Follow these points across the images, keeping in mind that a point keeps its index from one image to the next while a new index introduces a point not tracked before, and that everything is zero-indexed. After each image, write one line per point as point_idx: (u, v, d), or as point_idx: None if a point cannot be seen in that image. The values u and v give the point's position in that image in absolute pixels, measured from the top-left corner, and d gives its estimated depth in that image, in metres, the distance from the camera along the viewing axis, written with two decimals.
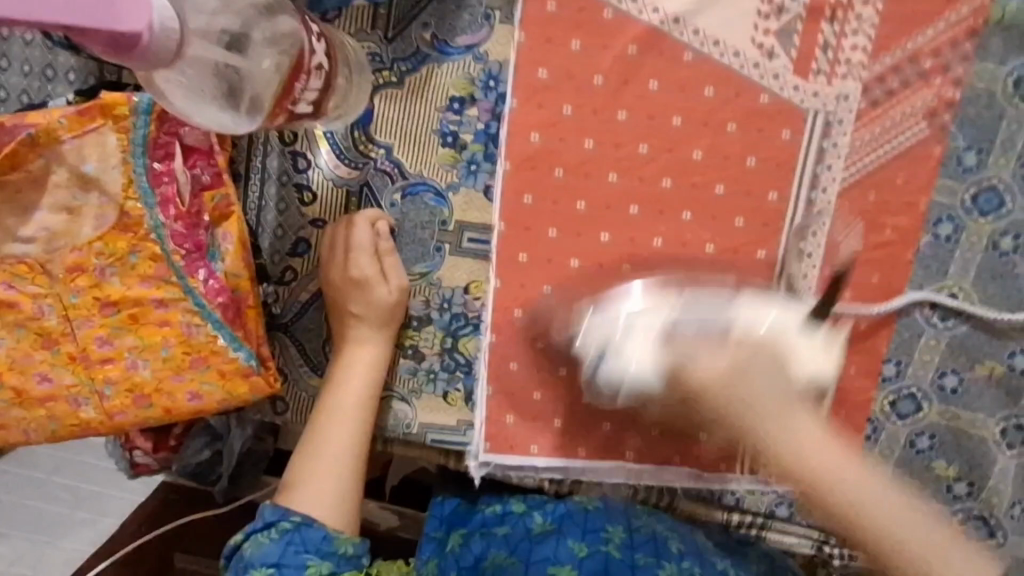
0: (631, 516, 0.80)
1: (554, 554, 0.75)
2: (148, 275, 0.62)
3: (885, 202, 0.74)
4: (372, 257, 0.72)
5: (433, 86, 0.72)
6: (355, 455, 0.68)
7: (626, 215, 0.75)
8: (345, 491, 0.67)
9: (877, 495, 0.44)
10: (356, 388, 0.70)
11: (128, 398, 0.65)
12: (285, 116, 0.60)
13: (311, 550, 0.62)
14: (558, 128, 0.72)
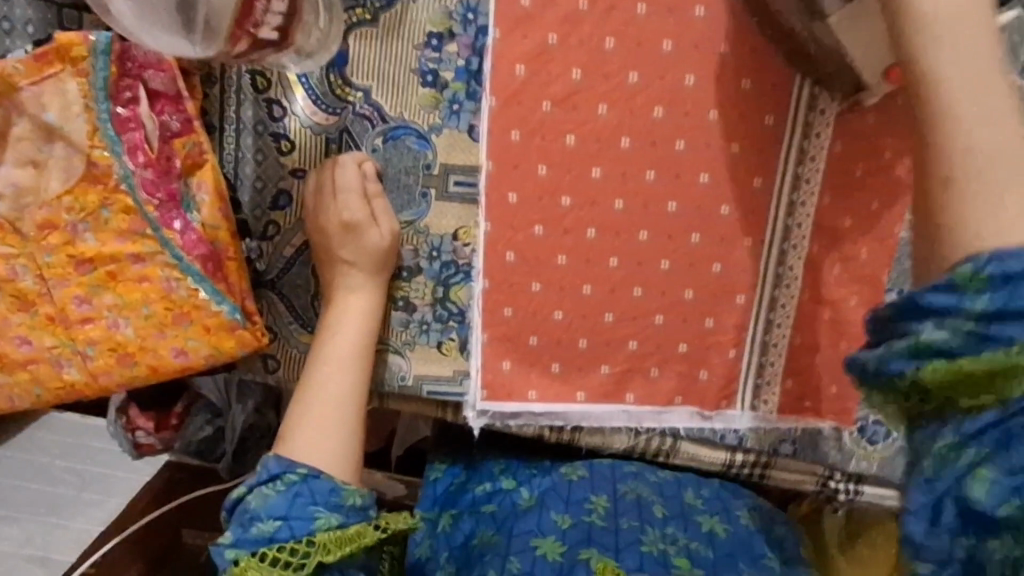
0: (617, 481, 0.82)
1: (538, 526, 0.77)
2: (123, 230, 0.60)
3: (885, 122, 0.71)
4: (361, 198, 0.69)
5: (408, 23, 0.68)
6: (354, 405, 0.66)
7: (618, 148, 0.72)
8: (346, 443, 0.65)
9: (994, 135, 0.40)
10: (351, 336, 0.69)
11: (112, 359, 0.63)
12: (248, 41, 0.54)
13: (320, 502, 0.60)
14: (544, 59, 0.69)
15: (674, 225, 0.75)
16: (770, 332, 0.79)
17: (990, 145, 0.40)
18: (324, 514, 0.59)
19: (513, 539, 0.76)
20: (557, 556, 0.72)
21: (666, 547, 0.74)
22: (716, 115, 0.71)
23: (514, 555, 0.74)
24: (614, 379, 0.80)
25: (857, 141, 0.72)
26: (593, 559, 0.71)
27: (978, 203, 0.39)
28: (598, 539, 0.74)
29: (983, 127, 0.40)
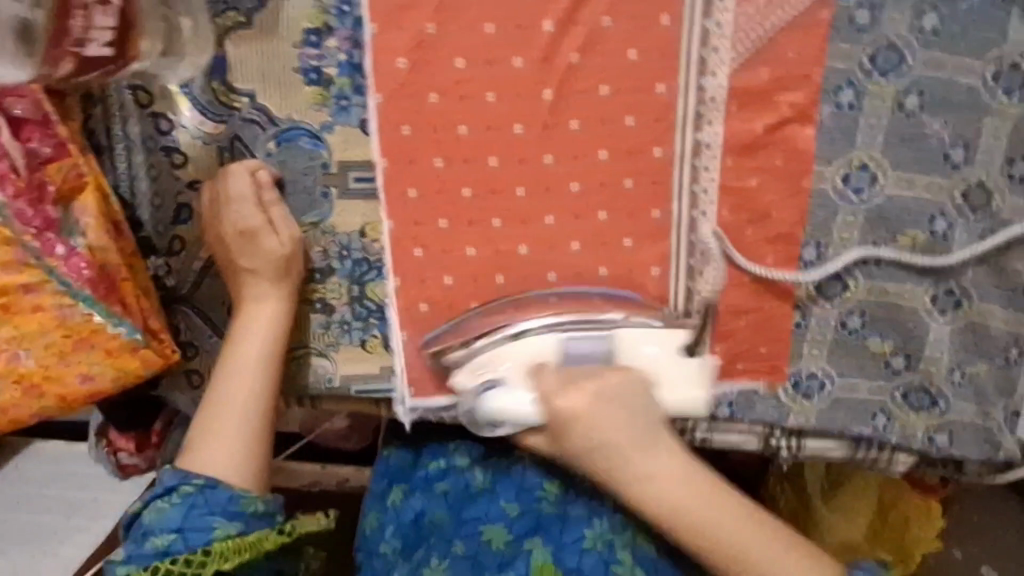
0: (571, 468, 0.80)
1: (486, 513, 0.77)
2: (6, 261, 0.59)
3: (780, 78, 0.70)
4: (256, 206, 0.69)
5: (284, 22, 0.67)
6: (260, 413, 0.68)
7: (513, 134, 0.72)
8: (252, 448, 0.67)
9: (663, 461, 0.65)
10: (255, 343, 0.69)
11: (19, 391, 0.63)
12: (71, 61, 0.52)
13: (215, 512, 0.63)
14: (425, 49, 0.68)
15: (579, 205, 0.74)
16: (694, 301, 0.79)
17: (762, 542, 0.65)
18: (221, 524, 0.63)
19: (461, 523, 0.77)
20: (502, 544, 0.74)
21: (614, 540, 0.74)
22: (607, 90, 0.71)
23: (460, 538, 0.76)
24: None
25: (753, 101, 0.71)
26: (534, 554, 0.73)
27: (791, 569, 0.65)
28: (545, 527, 0.75)
29: (756, 538, 0.65)
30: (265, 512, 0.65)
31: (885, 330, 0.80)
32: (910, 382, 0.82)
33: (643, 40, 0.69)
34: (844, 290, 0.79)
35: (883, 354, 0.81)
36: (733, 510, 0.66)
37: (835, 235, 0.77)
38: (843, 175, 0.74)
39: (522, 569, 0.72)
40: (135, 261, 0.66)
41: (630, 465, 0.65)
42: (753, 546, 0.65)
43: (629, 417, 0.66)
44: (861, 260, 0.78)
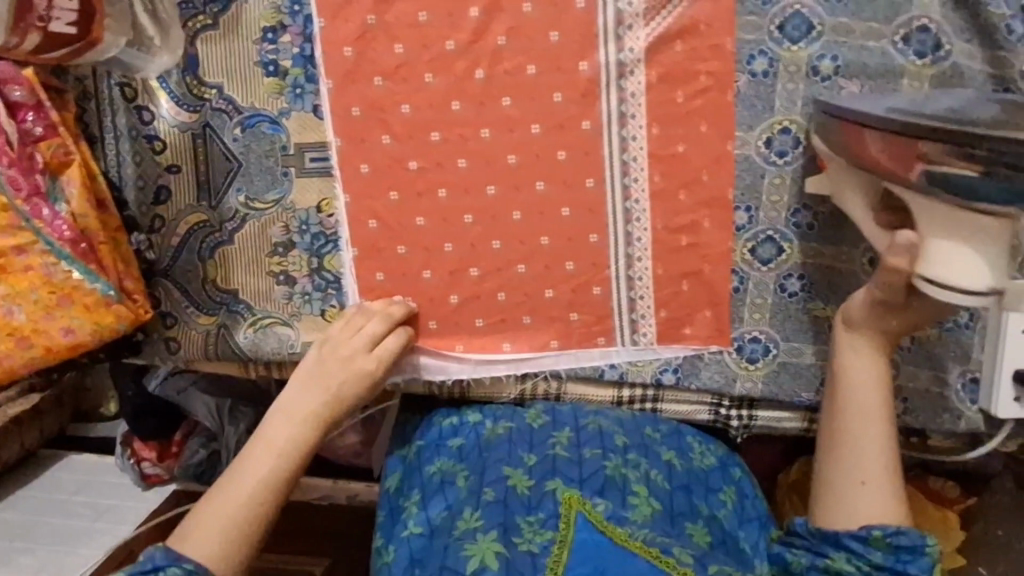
0: (579, 416, 0.84)
1: (507, 458, 0.80)
2: (5, 226, 0.69)
3: (692, 50, 0.76)
4: (341, 364, 0.78)
5: (245, 22, 0.77)
6: (248, 524, 0.70)
7: (452, 114, 0.79)
8: (232, 537, 0.69)
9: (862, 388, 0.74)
10: (267, 464, 0.73)
11: (10, 343, 0.72)
12: (39, 34, 0.59)
13: None
14: (366, 39, 0.76)
15: (517, 175, 0.80)
16: (632, 267, 0.82)
17: (880, 436, 0.73)
18: None
19: (489, 471, 0.79)
20: (527, 490, 0.76)
21: (627, 475, 0.78)
22: (533, 70, 0.77)
23: (489, 485, 0.77)
24: (490, 329, 0.85)
25: (670, 73, 0.77)
26: (559, 491, 0.75)
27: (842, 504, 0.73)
28: (565, 472, 0.78)
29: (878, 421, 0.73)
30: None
31: (825, 294, 0.82)
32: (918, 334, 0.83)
33: (561, 23, 0.76)
34: (780, 252, 0.82)
35: (826, 318, 0.83)
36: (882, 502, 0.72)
37: (765, 198, 0.80)
38: (766, 139, 0.78)
39: (552, 509, 0.74)
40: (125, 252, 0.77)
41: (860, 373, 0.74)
42: (873, 400, 0.73)
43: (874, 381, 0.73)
44: (793, 223, 0.81)
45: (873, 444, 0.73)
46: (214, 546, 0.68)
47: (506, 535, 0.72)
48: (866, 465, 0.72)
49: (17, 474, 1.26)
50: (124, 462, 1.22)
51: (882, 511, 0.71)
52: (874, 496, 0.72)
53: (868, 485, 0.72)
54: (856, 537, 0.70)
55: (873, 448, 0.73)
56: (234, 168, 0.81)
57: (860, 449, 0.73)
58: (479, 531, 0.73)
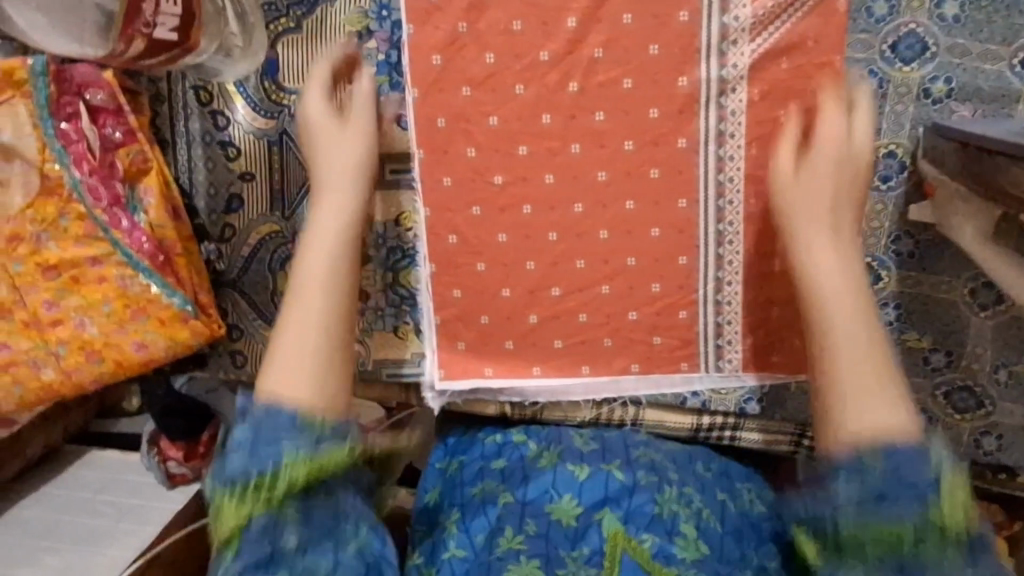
0: (630, 446, 0.79)
1: (553, 485, 0.74)
2: (80, 235, 0.67)
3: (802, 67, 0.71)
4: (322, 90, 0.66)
5: (329, 27, 0.74)
6: (328, 316, 0.57)
7: (542, 126, 0.75)
8: (331, 372, 0.55)
9: (830, 259, 0.58)
10: (327, 263, 0.59)
11: (80, 357, 0.69)
12: (143, 42, 0.53)
13: (285, 430, 0.51)
14: (455, 46, 0.73)
15: (606, 193, 0.77)
16: (721, 291, 0.79)
17: (863, 330, 0.55)
18: (289, 448, 0.51)
19: (531, 501, 0.73)
20: (572, 520, 0.70)
21: (678, 511, 0.71)
22: (629, 84, 0.74)
23: (530, 518, 0.71)
24: (568, 351, 0.82)
25: (774, 92, 0.72)
26: (606, 523, 0.69)
27: (850, 403, 0.52)
28: (613, 500, 0.72)
29: (830, 250, 0.59)
30: (337, 428, 0.54)
31: (924, 325, 0.79)
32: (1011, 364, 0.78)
33: (661, 35, 0.72)
34: (877, 281, 0.78)
35: (922, 350, 0.80)
36: (877, 349, 0.54)
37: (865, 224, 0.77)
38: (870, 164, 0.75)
39: (595, 544, 0.68)
40: (191, 266, 0.72)
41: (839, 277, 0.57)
42: (823, 250, 0.58)
43: (854, 284, 0.57)
44: (893, 250, 0.77)
45: (834, 288, 0.57)
46: (323, 399, 0.54)
47: (548, 566, 0.66)
48: (837, 342, 0.55)
49: (40, 474, 1.16)
50: (149, 461, 1.12)
51: (896, 421, 0.51)
52: (883, 417, 0.51)
53: (833, 363, 0.54)
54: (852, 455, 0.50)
55: (845, 316, 0.55)
56: None
57: (829, 357, 0.55)
58: (519, 559, 0.66)
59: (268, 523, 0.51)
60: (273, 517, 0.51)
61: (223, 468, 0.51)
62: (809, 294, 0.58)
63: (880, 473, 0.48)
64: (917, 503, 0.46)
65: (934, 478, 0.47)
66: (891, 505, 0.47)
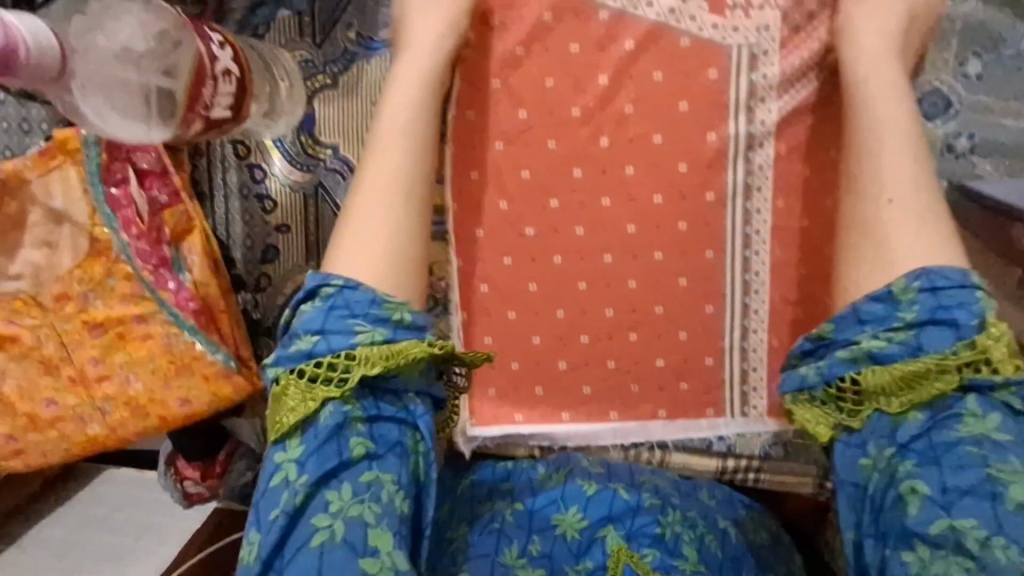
0: (635, 472, 0.80)
1: (561, 498, 0.75)
2: (127, 294, 0.68)
3: (826, 122, 0.73)
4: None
5: (364, 84, 0.75)
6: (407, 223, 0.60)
7: (574, 180, 0.77)
8: (409, 262, 0.59)
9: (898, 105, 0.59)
10: (410, 161, 0.62)
11: (127, 412, 0.70)
12: (200, 123, 0.57)
13: (358, 314, 0.55)
14: (490, 102, 0.75)
15: (635, 244, 0.78)
16: (747, 338, 0.80)
17: (903, 145, 0.58)
18: (363, 327, 0.55)
19: (539, 514, 0.75)
20: (576, 534, 0.73)
21: (681, 533, 0.73)
22: (659, 139, 0.75)
23: (537, 535, 0.73)
24: (596, 395, 0.83)
25: (799, 146, 0.75)
26: (610, 540, 0.72)
27: (885, 249, 0.55)
28: (617, 517, 0.74)
29: (881, 80, 0.60)
30: (415, 326, 0.56)
31: None
32: None
33: (690, 92, 0.74)
34: None
35: None
36: (931, 236, 0.54)
37: None
38: None
39: (599, 558, 0.71)
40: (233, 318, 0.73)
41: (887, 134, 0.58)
42: (891, 102, 0.59)
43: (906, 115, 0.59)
44: None
45: (883, 106, 0.59)
46: (396, 279, 0.58)
47: None
48: (866, 146, 0.59)
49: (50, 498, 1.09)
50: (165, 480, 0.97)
51: (926, 250, 0.54)
52: (894, 213, 0.56)
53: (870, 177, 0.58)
54: (874, 300, 0.53)
55: (883, 135, 0.58)
56: None
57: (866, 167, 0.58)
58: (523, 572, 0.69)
59: (334, 424, 0.53)
60: (342, 408, 0.53)
61: (290, 353, 0.55)
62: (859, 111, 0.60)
63: (915, 308, 0.52)
64: (952, 340, 0.50)
65: (977, 303, 0.50)
66: (927, 352, 0.51)
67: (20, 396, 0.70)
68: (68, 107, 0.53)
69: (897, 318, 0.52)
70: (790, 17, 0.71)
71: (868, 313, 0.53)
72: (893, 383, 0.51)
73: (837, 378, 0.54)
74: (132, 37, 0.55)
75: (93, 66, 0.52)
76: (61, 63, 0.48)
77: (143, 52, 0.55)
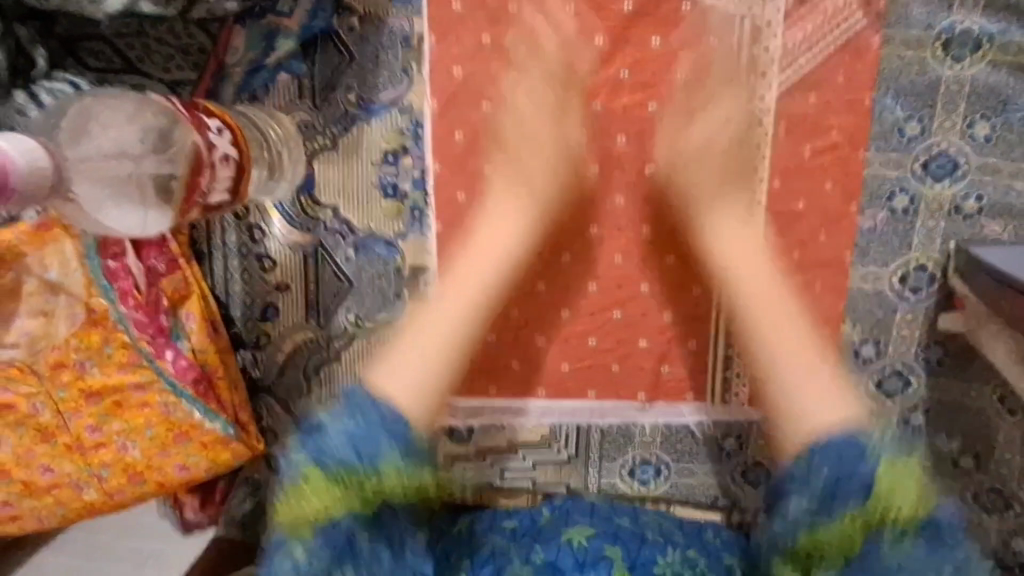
0: (637, 514, 0.78)
1: (565, 526, 0.74)
2: (124, 362, 0.67)
3: (829, 165, 0.73)
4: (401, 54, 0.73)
5: (364, 145, 0.75)
6: (448, 354, 0.61)
7: (585, 235, 0.78)
8: (424, 392, 0.56)
9: (710, 180, 0.71)
10: (463, 310, 0.64)
11: (124, 478, 0.70)
12: (197, 209, 0.61)
13: (383, 428, 0.52)
14: (480, 188, 0.74)
15: (648, 303, 0.79)
16: (731, 364, 0.79)
17: (750, 248, 0.67)
18: (386, 449, 0.51)
19: (542, 538, 0.72)
20: (581, 546, 0.70)
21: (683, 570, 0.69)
22: (676, 200, 0.75)
23: (539, 548, 0.70)
24: (602, 450, 0.82)
25: (813, 206, 0.74)
26: (617, 561, 0.68)
27: (795, 402, 0.58)
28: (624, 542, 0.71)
29: (697, 178, 0.72)
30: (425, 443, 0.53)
31: (951, 430, 0.79)
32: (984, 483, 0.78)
33: None
34: (906, 386, 0.79)
35: (951, 454, 0.80)
36: (824, 374, 0.59)
37: (895, 332, 0.77)
38: (900, 275, 0.75)
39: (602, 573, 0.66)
40: (229, 381, 0.72)
41: (727, 231, 0.69)
42: (708, 196, 0.71)
43: (728, 210, 0.71)
44: (922, 357, 0.78)
45: (713, 214, 0.71)
46: (415, 399, 0.55)
47: None
48: (750, 303, 0.65)
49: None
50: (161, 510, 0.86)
51: (807, 399, 0.58)
52: (780, 365, 0.61)
53: (778, 332, 0.63)
54: (796, 463, 0.55)
55: (741, 279, 0.67)
56: (344, 288, 0.78)
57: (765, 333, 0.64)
58: None
59: (341, 543, 0.50)
60: (351, 523, 0.51)
61: (307, 454, 0.52)
62: (695, 202, 0.72)
63: (824, 476, 0.53)
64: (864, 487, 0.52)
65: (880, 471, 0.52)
66: (860, 491, 0.52)
67: (16, 464, 0.69)
68: (74, 211, 0.56)
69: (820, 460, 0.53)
70: (785, 112, 0.73)
71: (826, 446, 0.54)
72: (849, 527, 0.52)
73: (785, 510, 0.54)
74: (123, 134, 0.58)
75: (90, 172, 0.55)
76: (54, 181, 0.50)
77: (133, 147, 0.58)
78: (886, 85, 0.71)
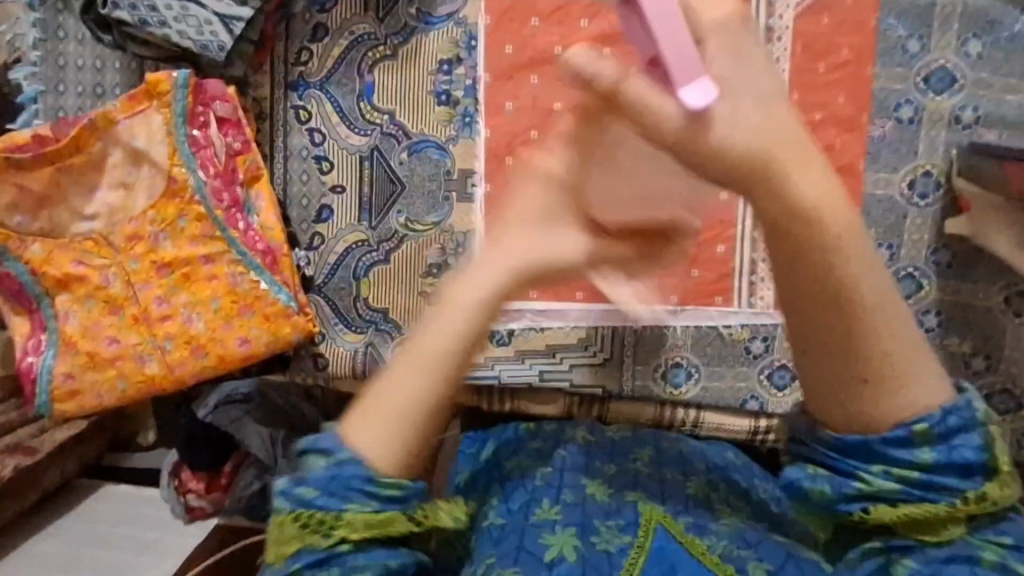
0: (660, 439, 0.75)
1: (586, 467, 0.69)
2: (196, 235, 0.72)
3: (841, 79, 0.81)
4: None
5: (422, 54, 0.81)
6: (417, 418, 0.50)
7: None
8: (407, 453, 0.50)
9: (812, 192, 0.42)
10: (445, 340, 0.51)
11: (186, 351, 0.72)
12: None
13: (354, 487, 0.49)
14: (524, 94, 0.79)
15: None
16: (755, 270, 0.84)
17: (864, 267, 0.42)
18: (359, 500, 0.49)
19: (564, 474, 0.69)
20: (606, 496, 0.66)
21: (713, 497, 0.67)
22: None
23: (567, 488, 0.67)
24: (636, 352, 0.87)
25: (830, 119, 0.82)
26: (641, 503, 0.64)
27: (900, 396, 0.43)
28: (646, 486, 0.66)
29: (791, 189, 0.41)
30: (411, 487, 0.50)
31: (963, 330, 0.84)
32: (992, 384, 0.83)
33: None
34: (919, 289, 0.84)
35: (963, 354, 0.84)
36: (928, 374, 0.43)
37: (907, 236, 0.84)
38: (909, 181, 0.83)
39: (629, 518, 0.62)
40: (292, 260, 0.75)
41: (831, 232, 0.41)
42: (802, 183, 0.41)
43: (833, 205, 0.42)
44: (932, 261, 0.84)
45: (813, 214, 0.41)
46: (393, 453, 0.49)
47: (583, 535, 0.61)
48: (855, 341, 0.42)
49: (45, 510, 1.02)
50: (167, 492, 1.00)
51: (908, 397, 0.43)
52: (890, 368, 0.43)
53: (859, 270, 0.42)
54: (893, 439, 0.44)
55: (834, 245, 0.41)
56: (397, 190, 0.83)
57: (841, 280, 0.42)
58: (557, 523, 0.63)
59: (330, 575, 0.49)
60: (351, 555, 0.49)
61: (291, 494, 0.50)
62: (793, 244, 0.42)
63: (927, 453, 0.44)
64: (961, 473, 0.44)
65: (984, 441, 0.43)
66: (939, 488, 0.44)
67: (82, 334, 0.72)
68: None
69: (912, 455, 0.44)
70: (801, 31, 0.81)
71: (883, 441, 0.44)
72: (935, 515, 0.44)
73: (844, 506, 0.46)
74: None
75: None
76: None
77: None
78: (888, 6, 0.80)
